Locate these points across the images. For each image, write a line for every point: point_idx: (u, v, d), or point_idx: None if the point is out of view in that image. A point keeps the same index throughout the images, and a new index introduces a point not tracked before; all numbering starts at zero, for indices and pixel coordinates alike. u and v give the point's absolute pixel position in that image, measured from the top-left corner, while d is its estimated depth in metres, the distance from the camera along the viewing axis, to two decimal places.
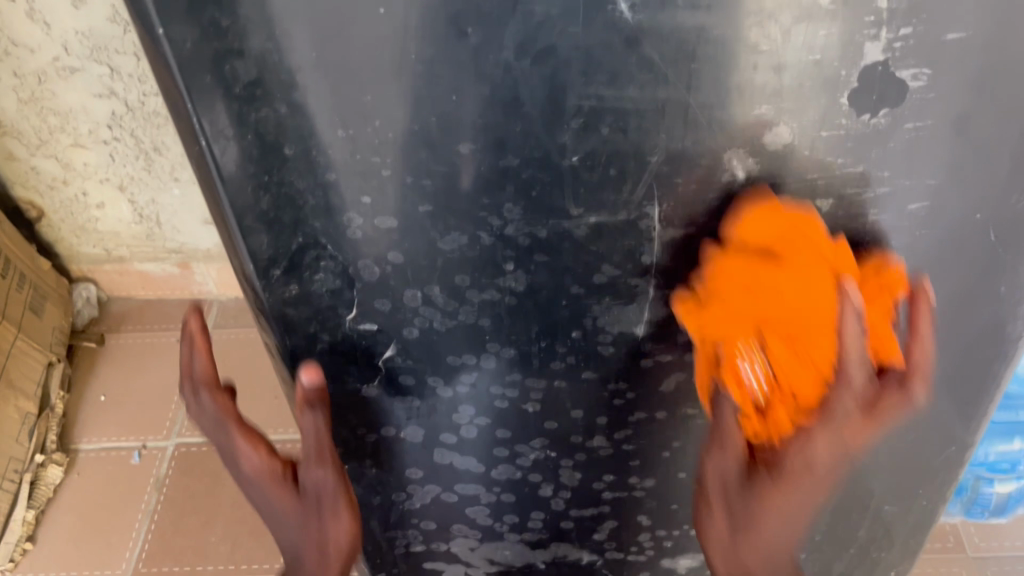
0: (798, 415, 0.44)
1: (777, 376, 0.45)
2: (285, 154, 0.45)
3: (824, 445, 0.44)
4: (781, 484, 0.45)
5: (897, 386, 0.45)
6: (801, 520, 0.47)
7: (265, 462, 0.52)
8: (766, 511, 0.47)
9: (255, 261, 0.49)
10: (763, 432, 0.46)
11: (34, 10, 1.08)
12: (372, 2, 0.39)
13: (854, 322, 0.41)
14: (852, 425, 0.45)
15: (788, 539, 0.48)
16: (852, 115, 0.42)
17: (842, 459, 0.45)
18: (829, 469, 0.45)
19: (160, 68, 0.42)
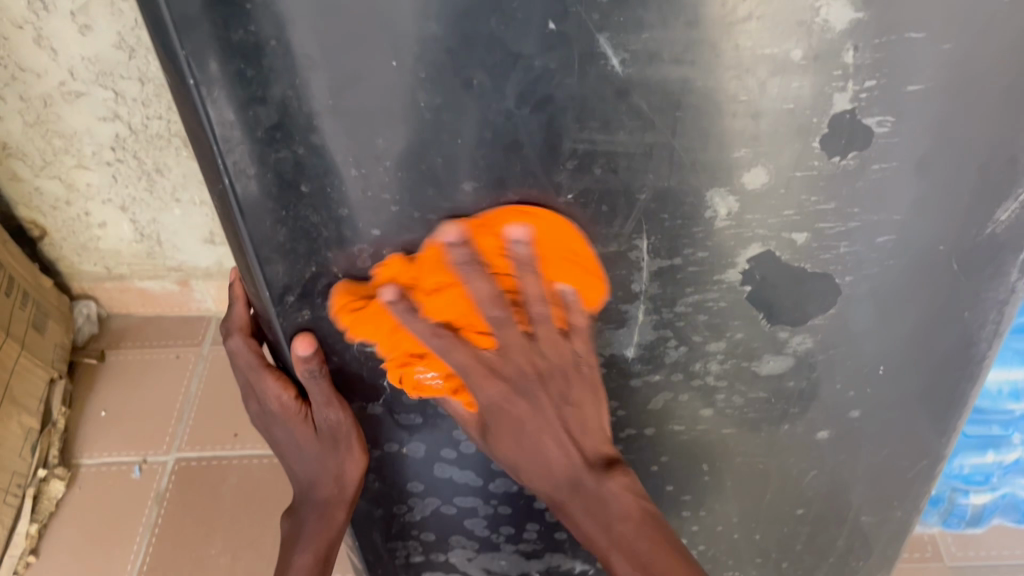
0: (457, 386, 0.58)
1: (429, 360, 0.57)
2: (301, 191, 0.48)
3: (487, 386, 0.54)
4: (488, 407, 0.55)
5: (499, 319, 0.50)
6: (530, 424, 0.56)
7: (289, 400, 0.60)
8: (495, 436, 0.58)
9: (271, 288, 0.53)
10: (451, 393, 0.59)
11: (42, 36, 1.12)
12: (386, 56, 0.42)
13: (423, 328, 0.52)
14: (494, 361, 0.53)
15: (534, 432, 0.56)
16: (824, 157, 0.46)
17: (520, 379, 0.54)
18: (506, 396, 0.54)
19: (189, 113, 0.46)
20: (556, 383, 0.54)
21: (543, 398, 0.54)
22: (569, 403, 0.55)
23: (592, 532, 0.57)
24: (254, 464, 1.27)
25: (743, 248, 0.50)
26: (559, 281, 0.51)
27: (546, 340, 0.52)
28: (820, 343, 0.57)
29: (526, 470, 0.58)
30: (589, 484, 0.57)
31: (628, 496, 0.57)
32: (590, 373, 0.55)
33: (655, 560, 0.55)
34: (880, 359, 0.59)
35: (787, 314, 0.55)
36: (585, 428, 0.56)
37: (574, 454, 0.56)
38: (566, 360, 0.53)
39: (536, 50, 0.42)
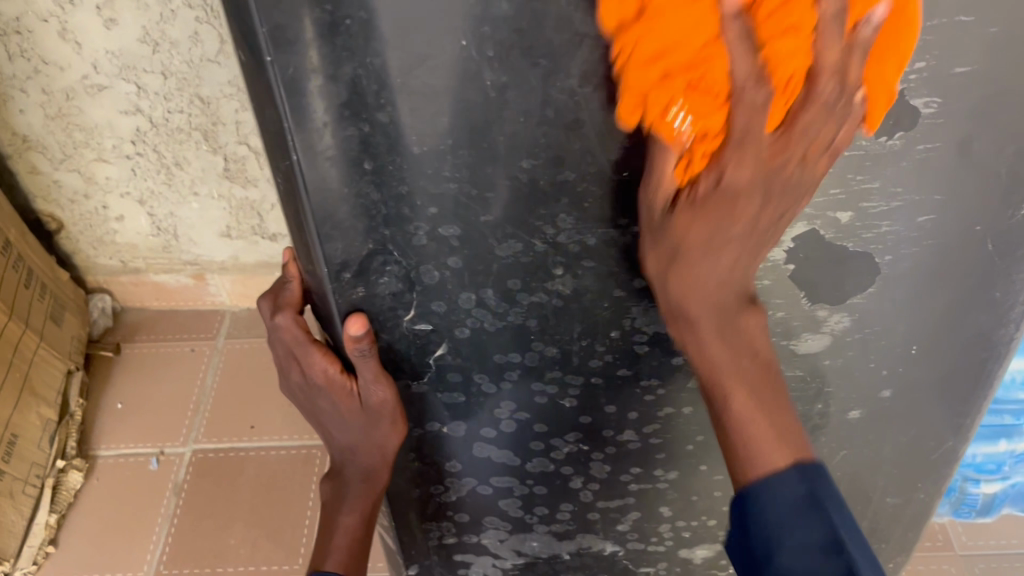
0: (705, 149, 0.43)
1: (693, 104, 0.42)
2: (365, 169, 0.50)
3: (745, 158, 0.42)
4: (713, 186, 0.44)
5: (818, 94, 0.40)
6: (741, 217, 0.45)
7: (336, 374, 0.61)
8: (685, 211, 0.45)
9: (329, 265, 0.54)
10: (686, 159, 0.44)
11: (67, 30, 1.13)
12: (457, 36, 0.44)
13: (744, 66, 0.39)
14: (773, 147, 0.42)
15: (726, 230, 0.46)
16: (871, 137, 0.48)
17: (779, 166, 0.43)
18: (754, 180, 0.43)
19: (261, 91, 0.47)
20: (785, 197, 0.46)
21: (773, 192, 0.45)
22: (776, 220, 0.47)
23: (722, 365, 0.49)
24: (271, 455, 1.28)
25: (789, 227, 0.52)
26: (870, 82, 0.43)
27: (812, 137, 0.43)
28: (856, 322, 0.59)
29: (688, 261, 0.47)
30: (727, 310, 0.50)
31: (760, 336, 0.51)
32: (795, 209, 0.48)
33: (782, 415, 0.50)
34: (913, 339, 0.61)
35: (827, 293, 0.56)
36: (760, 252, 0.49)
37: (738, 277, 0.49)
38: (804, 180, 0.46)
39: (603, 30, 0.43)
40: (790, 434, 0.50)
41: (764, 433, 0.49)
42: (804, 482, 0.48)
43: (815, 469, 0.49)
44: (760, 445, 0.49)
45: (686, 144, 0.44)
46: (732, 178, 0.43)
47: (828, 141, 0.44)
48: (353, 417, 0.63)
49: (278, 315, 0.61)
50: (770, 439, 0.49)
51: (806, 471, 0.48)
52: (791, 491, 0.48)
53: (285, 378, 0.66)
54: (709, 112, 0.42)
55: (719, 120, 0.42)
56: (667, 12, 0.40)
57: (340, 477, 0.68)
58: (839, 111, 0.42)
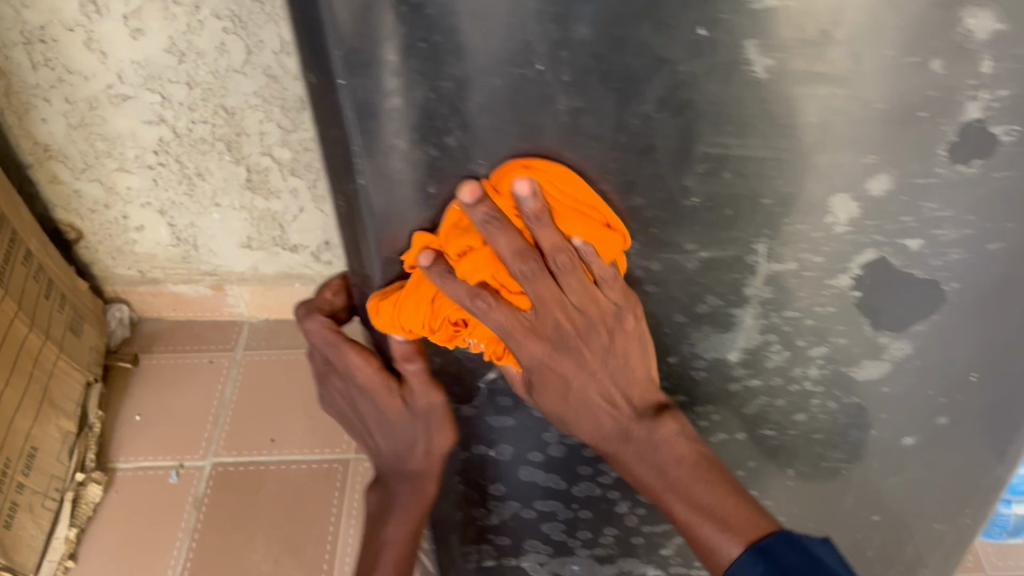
0: (506, 351, 0.54)
1: (471, 332, 0.52)
2: (429, 192, 0.49)
3: (529, 340, 0.50)
4: (530, 364, 0.52)
5: (525, 275, 0.46)
6: (578, 377, 0.53)
7: (373, 372, 0.58)
8: (543, 392, 0.55)
9: (386, 281, 0.54)
10: (501, 357, 0.55)
11: (92, 40, 1.11)
12: (532, 60, 0.43)
13: (460, 292, 0.47)
14: (534, 323, 0.49)
15: (575, 386, 0.53)
16: (948, 164, 0.47)
17: (558, 331, 0.50)
18: (548, 349, 0.51)
19: (329, 112, 0.46)
20: (597, 333, 0.51)
21: (580, 344, 0.51)
22: (611, 354, 0.52)
23: (656, 484, 0.55)
24: (292, 470, 1.27)
25: (858, 253, 0.51)
26: (573, 233, 0.47)
27: (568, 291, 0.48)
28: (917, 349, 0.58)
29: (575, 423, 0.56)
30: (640, 433, 0.55)
31: (681, 441, 0.55)
32: (626, 329, 0.52)
33: (726, 501, 0.53)
34: (973, 366, 0.60)
35: (890, 321, 0.55)
36: (631, 381, 0.54)
37: (622, 408, 0.54)
38: (601, 311, 0.50)
39: (684, 55, 0.42)
40: (744, 514, 0.53)
41: (707, 522, 0.53)
42: (757, 561, 0.51)
43: (767, 543, 0.51)
44: (715, 537, 0.52)
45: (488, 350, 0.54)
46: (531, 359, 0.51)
47: (590, 279, 0.48)
48: (398, 418, 0.59)
49: (309, 320, 0.59)
50: (718, 528, 0.52)
51: (759, 548, 0.51)
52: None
53: (323, 395, 0.63)
54: (478, 333, 0.52)
55: (488, 332, 0.52)
56: (405, 301, 0.51)
57: (390, 492, 0.65)
58: (573, 265, 0.47)
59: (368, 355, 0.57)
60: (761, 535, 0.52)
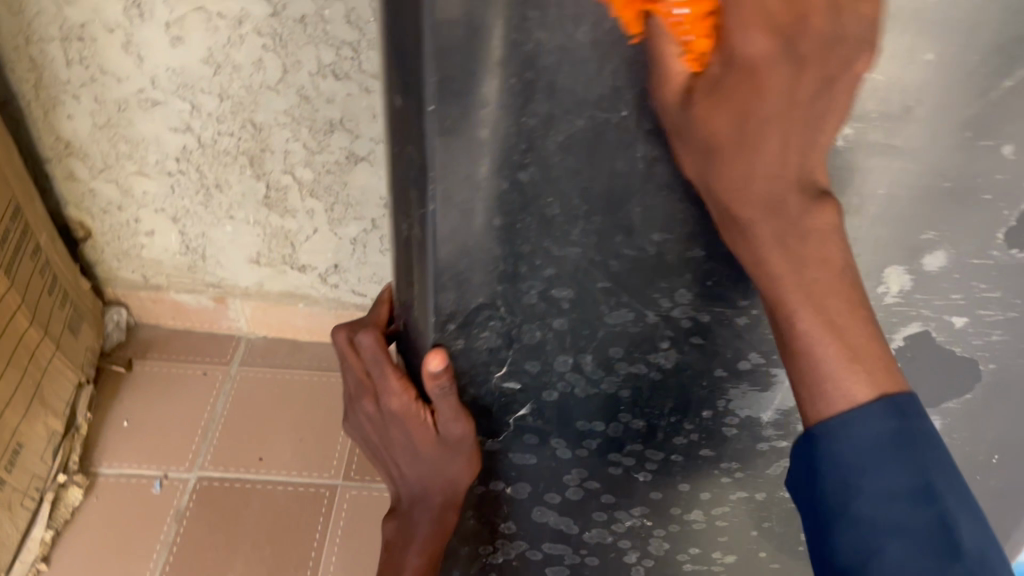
0: (704, 40, 0.37)
1: None
2: (494, 224, 0.49)
3: (754, 16, 0.35)
4: (735, 59, 0.36)
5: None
6: (772, 94, 0.37)
7: (409, 402, 0.57)
8: (708, 110, 0.38)
9: (437, 315, 0.53)
10: (681, 42, 0.38)
11: (130, 42, 1.12)
12: (618, 104, 0.44)
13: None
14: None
15: (764, 117, 0.37)
16: (1003, 248, 0.48)
17: (801, 22, 0.35)
18: (775, 51, 0.35)
19: (409, 134, 0.47)
20: (841, 52, 0.37)
21: (810, 57, 0.36)
22: (827, 90, 0.38)
23: (787, 278, 0.40)
24: (278, 491, 1.25)
25: (904, 325, 0.52)
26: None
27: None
28: (946, 426, 0.59)
29: (722, 165, 0.39)
30: (792, 212, 0.40)
31: (835, 238, 0.41)
32: (854, 73, 0.38)
33: (866, 346, 0.41)
34: (996, 448, 0.61)
35: (924, 395, 0.57)
36: (818, 140, 0.39)
37: (791, 174, 0.39)
38: (848, 30, 0.37)
39: None
40: (873, 360, 0.42)
41: (841, 353, 0.41)
42: (893, 418, 0.42)
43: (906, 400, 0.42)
44: (835, 374, 0.41)
45: (684, 33, 0.37)
46: (750, 54, 0.35)
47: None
48: (426, 449, 0.59)
49: (361, 335, 0.58)
50: (844, 360, 0.41)
51: (897, 404, 0.42)
52: (877, 429, 0.42)
53: (353, 413, 0.63)
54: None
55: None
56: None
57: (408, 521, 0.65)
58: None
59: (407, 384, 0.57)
60: (898, 391, 0.43)
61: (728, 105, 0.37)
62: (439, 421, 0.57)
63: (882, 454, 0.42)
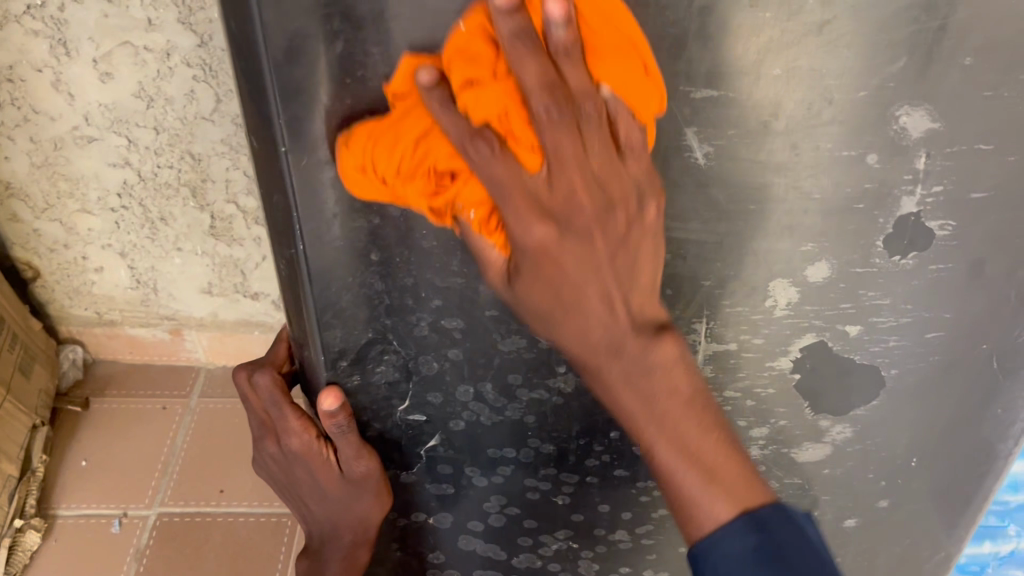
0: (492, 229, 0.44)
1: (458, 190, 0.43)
2: (371, 259, 0.49)
3: (531, 217, 0.40)
4: (523, 249, 0.42)
5: (539, 117, 0.37)
6: (563, 270, 0.42)
7: (310, 441, 0.56)
8: (523, 280, 0.44)
9: (327, 352, 0.53)
10: (484, 232, 0.45)
11: (60, 81, 1.11)
12: None
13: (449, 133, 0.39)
14: (547, 191, 0.39)
15: (571, 286, 0.42)
16: (885, 256, 0.48)
17: (571, 210, 0.40)
18: (551, 235, 0.40)
19: (271, 177, 0.46)
20: (615, 218, 0.41)
21: (589, 231, 0.41)
22: (621, 249, 0.42)
23: (634, 412, 0.44)
24: (239, 522, 1.24)
25: (797, 337, 0.52)
26: (606, 81, 0.38)
27: (587, 153, 0.38)
28: (858, 434, 0.59)
29: (564, 328, 0.44)
30: (629, 354, 0.44)
31: (678, 370, 0.44)
32: (644, 221, 0.42)
33: (722, 461, 0.44)
34: (914, 452, 0.61)
35: (831, 404, 0.56)
36: (632, 281, 0.43)
37: (618, 325, 0.44)
38: (621, 189, 0.40)
39: None
40: (733, 473, 0.44)
41: (694, 473, 0.43)
42: (753, 533, 0.42)
43: (766, 515, 0.43)
44: (695, 495, 0.43)
45: (484, 223, 0.44)
46: (534, 242, 0.41)
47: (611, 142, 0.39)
48: (332, 488, 0.58)
49: (258, 375, 0.57)
50: (700, 482, 0.43)
51: (756, 518, 0.43)
52: (738, 547, 0.42)
53: (258, 452, 0.62)
54: (469, 187, 0.43)
55: (479, 192, 0.43)
56: (400, 156, 0.43)
57: (321, 559, 0.64)
58: (596, 117, 0.38)
59: (308, 423, 0.56)
60: (760, 504, 0.43)
61: (541, 276, 0.43)
62: (344, 460, 0.57)
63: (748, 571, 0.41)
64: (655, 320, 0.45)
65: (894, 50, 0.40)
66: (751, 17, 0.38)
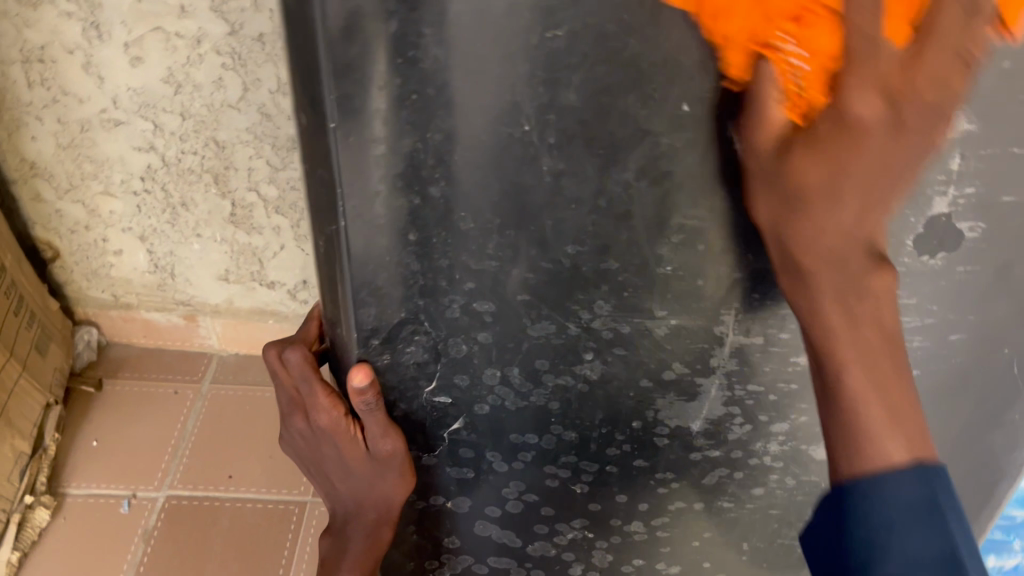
0: (815, 90, 0.40)
1: (801, 32, 0.39)
2: (409, 239, 0.50)
3: (872, 90, 0.38)
4: (841, 122, 0.39)
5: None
6: (862, 155, 0.40)
7: (339, 418, 0.57)
8: (791, 161, 0.41)
9: (359, 330, 0.53)
10: (793, 89, 0.40)
11: (91, 63, 1.12)
12: (519, 120, 0.45)
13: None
14: (903, 71, 0.38)
15: (852, 175, 0.40)
16: (914, 255, 0.49)
17: (908, 100, 0.39)
18: (881, 117, 0.39)
19: (316, 154, 0.47)
20: (931, 128, 0.41)
21: (905, 128, 0.40)
22: (912, 162, 0.41)
23: (840, 330, 0.43)
24: (247, 508, 1.25)
25: None
26: None
27: (948, 51, 0.38)
28: None
29: (809, 215, 0.41)
30: (853, 269, 0.42)
31: (888, 303, 0.43)
32: (936, 145, 0.42)
33: (905, 404, 0.43)
34: (929, 453, 0.62)
35: None
36: (890, 204, 0.42)
37: (863, 236, 0.42)
38: (947, 104, 0.40)
39: (666, 129, 0.44)
40: (911, 422, 0.43)
41: (877, 405, 0.42)
42: (923, 482, 0.42)
43: (935, 471, 0.42)
44: (875, 429, 0.42)
45: (799, 79, 0.40)
46: (861, 117, 0.39)
47: (967, 47, 0.39)
48: (358, 465, 0.59)
49: (289, 351, 0.58)
50: (882, 418, 0.42)
51: (926, 472, 0.42)
52: (909, 488, 0.42)
53: (285, 427, 0.63)
54: (819, 31, 0.38)
55: (831, 41, 0.39)
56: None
57: (342, 535, 0.65)
58: (971, 27, 0.38)
59: (337, 400, 0.57)
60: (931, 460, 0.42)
61: (817, 163, 0.40)
62: (370, 437, 0.58)
63: (909, 516, 0.42)
64: (880, 243, 0.44)
65: None
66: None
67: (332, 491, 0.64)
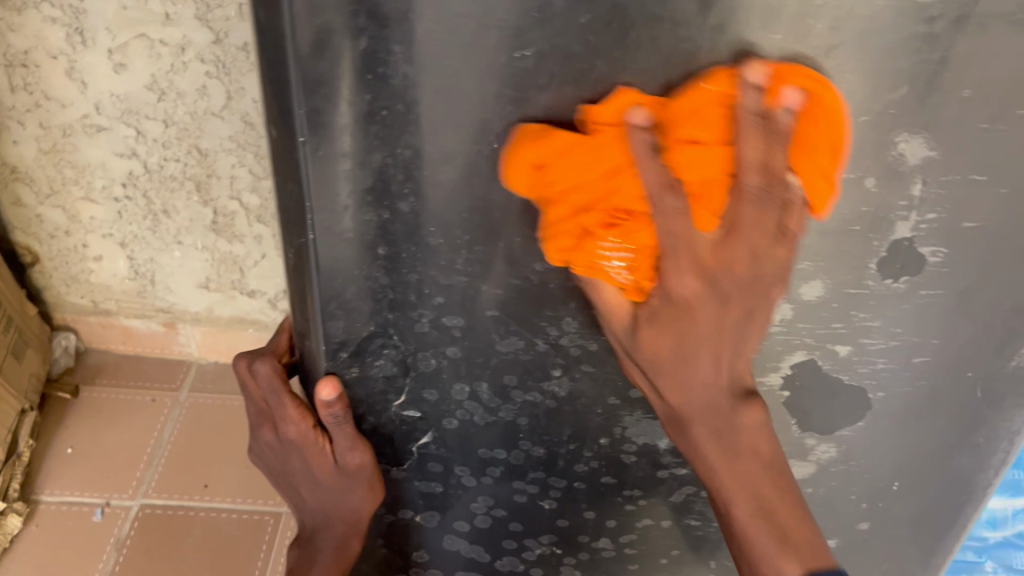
0: (643, 270, 0.46)
1: (621, 230, 0.45)
2: (378, 253, 0.50)
3: (687, 274, 0.43)
4: (668, 300, 0.45)
5: (743, 196, 0.41)
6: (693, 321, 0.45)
7: (307, 430, 0.57)
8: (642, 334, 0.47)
9: (327, 343, 0.53)
10: (629, 273, 0.46)
11: (74, 69, 1.12)
12: (488, 137, 0.45)
13: (652, 180, 0.41)
14: (715, 252, 0.42)
15: (694, 346, 0.46)
16: (878, 278, 0.49)
17: (727, 277, 0.44)
18: (702, 297, 0.44)
19: (286, 167, 0.47)
20: (762, 292, 0.45)
21: (732, 300, 0.45)
22: (751, 322, 0.46)
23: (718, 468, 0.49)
24: (221, 517, 1.24)
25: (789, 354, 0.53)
26: (801, 173, 0.42)
27: (762, 234, 0.42)
28: (842, 453, 0.60)
29: (670, 381, 0.48)
30: (724, 415, 0.49)
31: (762, 436, 0.50)
32: (774, 303, 0.47)
33: (786, 519, 0.49)
34: (896, 475, 0.62)
35: (816, 423, 0.57)
36: (742, 360, 0.48)
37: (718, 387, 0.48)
38: (772, 271, 0.45)
39: None
40: (801, 542, 0.48)
41: (764, 535, 0.48)
42: None
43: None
44: (766, 554, 0.48)
45: (627, 265, 0.46)
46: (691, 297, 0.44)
47: (779, 226, 0.43)
48: (326, 477, 0.59)
49: (258, 363, 0.58)
50: (772, 542, 0.48)
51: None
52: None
53: (254, 439, 0.63)
54: (636, 232, 0.44)
55: (646, 236, 0.44)
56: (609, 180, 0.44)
57: (310, 547, 0.65)
58: (778, 210, 0.42)
59: (305, 412, 0.57)
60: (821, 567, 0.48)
61: (667, 336, 0.46)
62: (338, 450, 0.58)
63: None
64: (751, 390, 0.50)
65: (896, 78, 0.42)
66: (758, 37, 0.41)
67: (300, 503, 0.64)
